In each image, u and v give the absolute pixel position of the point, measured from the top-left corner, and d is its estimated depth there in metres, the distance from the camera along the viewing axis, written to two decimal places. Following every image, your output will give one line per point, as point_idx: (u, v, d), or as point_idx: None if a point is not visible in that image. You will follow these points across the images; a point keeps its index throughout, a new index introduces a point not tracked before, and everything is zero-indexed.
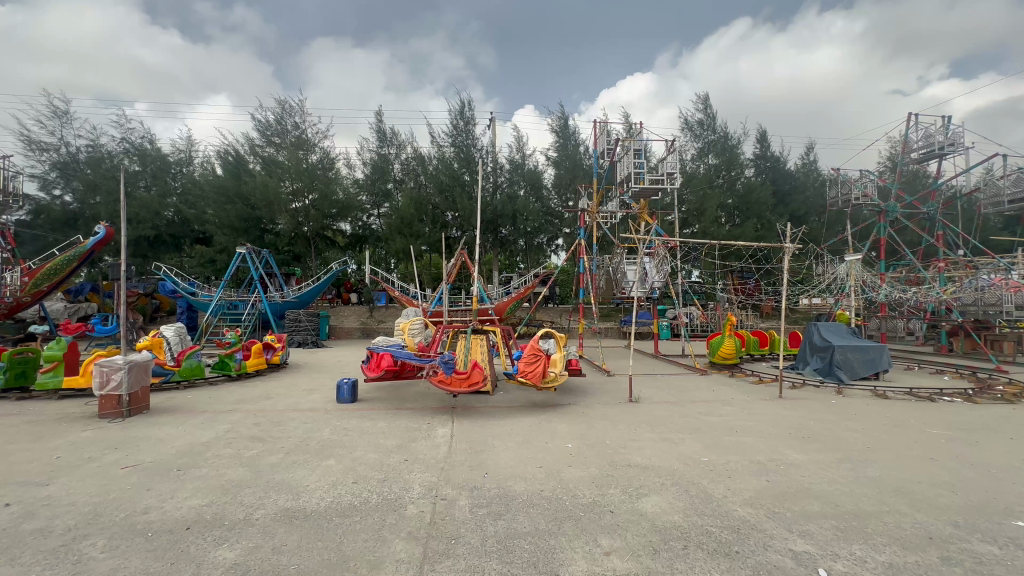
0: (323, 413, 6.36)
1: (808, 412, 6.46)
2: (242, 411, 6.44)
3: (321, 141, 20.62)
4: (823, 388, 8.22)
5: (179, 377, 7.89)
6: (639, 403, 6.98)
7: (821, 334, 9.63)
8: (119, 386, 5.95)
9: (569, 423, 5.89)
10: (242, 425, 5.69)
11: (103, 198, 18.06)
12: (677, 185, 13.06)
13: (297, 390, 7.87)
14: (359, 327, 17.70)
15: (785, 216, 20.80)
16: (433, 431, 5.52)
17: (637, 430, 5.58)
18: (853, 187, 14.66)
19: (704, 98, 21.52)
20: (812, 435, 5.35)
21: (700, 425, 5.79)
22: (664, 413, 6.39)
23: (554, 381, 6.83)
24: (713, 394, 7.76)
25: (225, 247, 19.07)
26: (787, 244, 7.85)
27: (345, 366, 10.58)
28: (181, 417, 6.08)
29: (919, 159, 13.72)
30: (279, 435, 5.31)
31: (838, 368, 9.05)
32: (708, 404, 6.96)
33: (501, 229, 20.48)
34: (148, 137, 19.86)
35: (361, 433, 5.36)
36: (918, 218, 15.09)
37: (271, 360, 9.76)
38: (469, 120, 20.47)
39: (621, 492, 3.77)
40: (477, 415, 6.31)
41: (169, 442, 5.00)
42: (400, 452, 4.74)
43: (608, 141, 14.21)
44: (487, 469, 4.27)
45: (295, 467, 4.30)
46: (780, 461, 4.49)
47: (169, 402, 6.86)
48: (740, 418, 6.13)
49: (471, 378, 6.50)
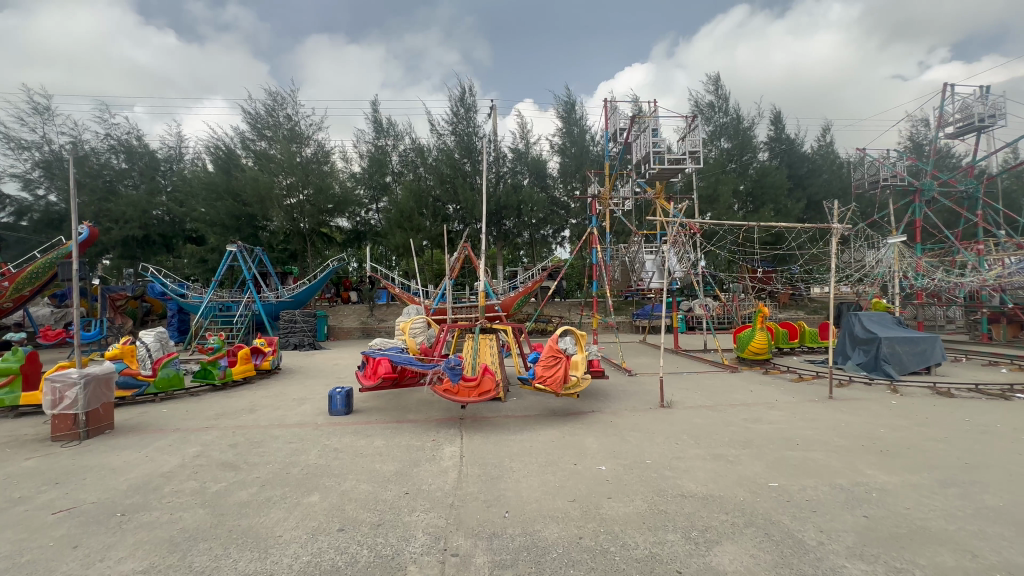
0: (313, 428, 5.55)
1: (872, 417, 5.60)
2: (219, 427, 5.62)
3: (315, 134, 19.48)
4: (874, 385, 7.33)
5: (156, 389, 7.10)
6: (672, 409, 6.13)
7: (862, 324, 8.77)
8: (73, 404, 5.14)
9: (597, 437, 5.04)
10: (215, 448, 4.85)
11: (87, 197, 17.22)
12: (699, 165, 12.09)
13: (286, 400, 7.05)
14: (360, 327, 16.88)
15: (803, 200, 19.86)
16: (440, 450, 4.69)
17: (680, 445, 4.72)
18: (881, 167, 13.59)
19: (715, 79, 20.50)
20: (892, 448, 4.48)
21: (753, 437, 4.93)
22: (705, 422, 5.54)
23: (576, 386, 5.95)
24: (753, 395, 6.87)
25: (217, 247, 18.17)
26: (834, 224, 6.93)
27: (341, 371, 9.74)
28: (146, 438, 5.24)
29: (955, 133, 12.67)
30: (256, 460, 4.47)
31: (886, 362, 8.18)
32: (751, 409, 6.11)
33: (506, 221, 19.62)
34: (134, 133, 19.02)
35: (354, 456, 4.53)
36: (953, 196, 14.05)
37: (260, 367, 8.94)
38: (470, 107, 19.49)
39: (684, 540, 2.91)
40: (488, 428, 5.45)
41: (123, 473, 4.17)
42: (399, 482, 3.89)
43: (620, 121, 13.17)
44: (508, 506, 3.41)
45: (269, 507, 3.45)
46: (870, 485, 3.64)
47: (137, 418, 6.06)
48: (796, 426, 5.26)
49: (482, 387, 5.64)
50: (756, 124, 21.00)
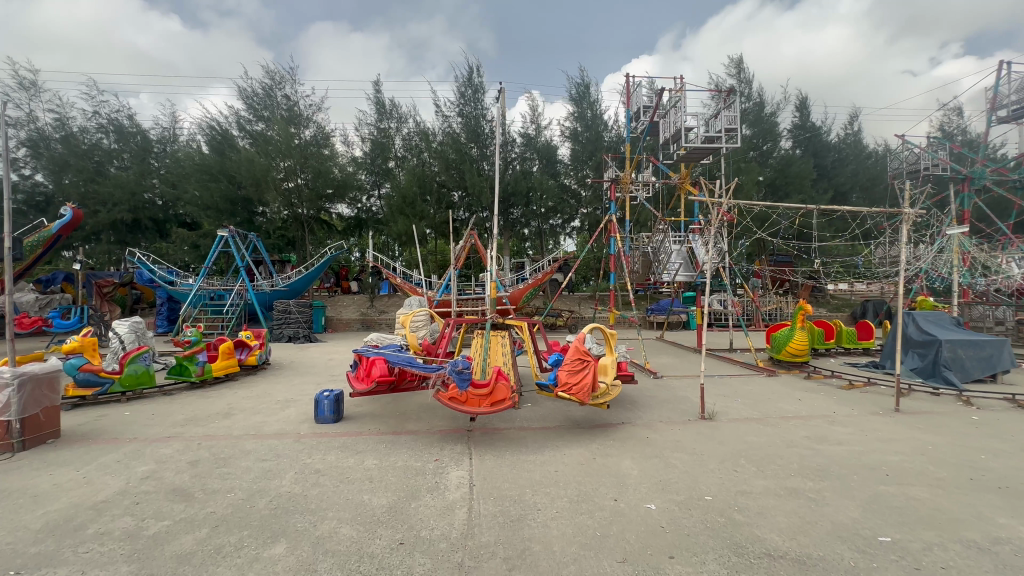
0: (294, 441, 4.67)
1: (962, 437, 4.67)
2: (184, 437, 4.77)
3: (315, 115, 18.51)
4: (942, 396, 6.39)
5: (122, 387, 6.24)
6: (715, 423, 5.24)
7: (917, 325, 7.81)
8: (5, 409, 4.25)
9: (635, 460, 4.14)
10: (172, 466, 4.00)
11: (73, 178, 16.41)
12: (733, 145, 11.06)
13: (269, 403, 6.19)
14: (359, 319, 15.95)
15: (829, 191, 18.79)
16: (443, 475, 3.79)
17: (742, 474, 3.81)
18: (924, 154, 12.46)
19: (738, 62, 19.34)
20: (1014, 485, 3.55)
21: (827, 463, 4.03)
22: (760, 440, 4.63)
23: (605, 395, 4.99)
24: (804, 406, 5.95)
25: (209, 232, 17.36)
26: (906, 209, 5.96)
27: (335, 367, 8.90)
28: (95, 450, 4.39)
29: (1010, 117, 11.59)
30: (216, 486, 3.59)
31: (946, 368, 7.24)
32: (810, 424, 5.19)
33: (513, 210, 18.71)
34: (125, 112, 18.12)
35: (339, 483, 3.63)
36: (1004, 184, 12.95)
37: (245, 362, 8.08)
38: (478, 88, 18.44)
39: None
40: (502, 445, 4.55)
41: (44, 503, 3.30)
42: (392, 525, 3.00)
43: (644, 99, 12.06)
44: (537, 569, 2.52)
45: (215, 565, 2.57)
46: (1018, 545, 2.73)
47: (93, 423, 5.22)
48: (874, 449, 4.35)
49: (494, 395, 4.70)
50: (780, 110, 19.88)
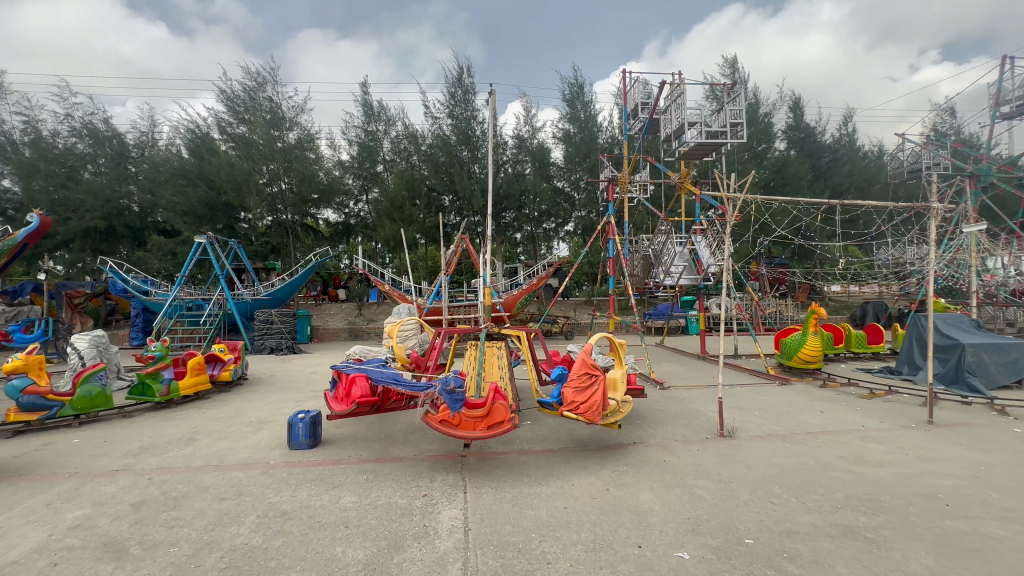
0: (261, 473, 4.05)
1: (1014, 455, 4.17)
2: (135, 470, 4.14)
3: (299, 117, 17.87)
4: (973, 406, 5.91)
5: (74, 411, 5.56)
6: (737, 441, 4.69)
7: (935, 328, 7.40)
8: None
9: (654, 491, 3.58)
10: (112, 510, 3.37)
11: (42, 184, 15.59)
12: (737, 141, 10.63)
13: (239, 425, 5.55)
14: (346, 328, 15.21)
15: (825, 192, 18.60)
16: (433, 516, 3.21)
17: (783, 509, 3.26)
18: (929, 153, 12.19)
19: (732, 62, 19.13)
20: None
21: (875, 492, 3.50)
22: (793, 463, 4.10)
23: (615, 414, 4.46)
24: (829, 419, 5.45)
25: (188, 238, 16.59)
26: (935, 203, 5.51)
27: (316, 381, 8.26)
28: (24, 490, 3.74)
29: (1014, 112, 11.38)
30: (159, 537, 2.99)
31: (970, 374, 6.81)
32: (843, 442, 4.65)
33: (505, 214, 18.21)
34: (99, 115, 17.31)
35: (307, 532, 3.02)
36: (1008, 181, 12.70)
37: (218, 378, 7.43)
38: (469, 88, 17.95)
39: None
40: (500, 474, 3.97)
41: None
42: None
43: (641, 96, 11.66)
44: None
45: None
46: None
47: (32, 454, 4.56)
48: (923, 472, 3.84)
49: (491, 417, 4.14)
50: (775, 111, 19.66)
